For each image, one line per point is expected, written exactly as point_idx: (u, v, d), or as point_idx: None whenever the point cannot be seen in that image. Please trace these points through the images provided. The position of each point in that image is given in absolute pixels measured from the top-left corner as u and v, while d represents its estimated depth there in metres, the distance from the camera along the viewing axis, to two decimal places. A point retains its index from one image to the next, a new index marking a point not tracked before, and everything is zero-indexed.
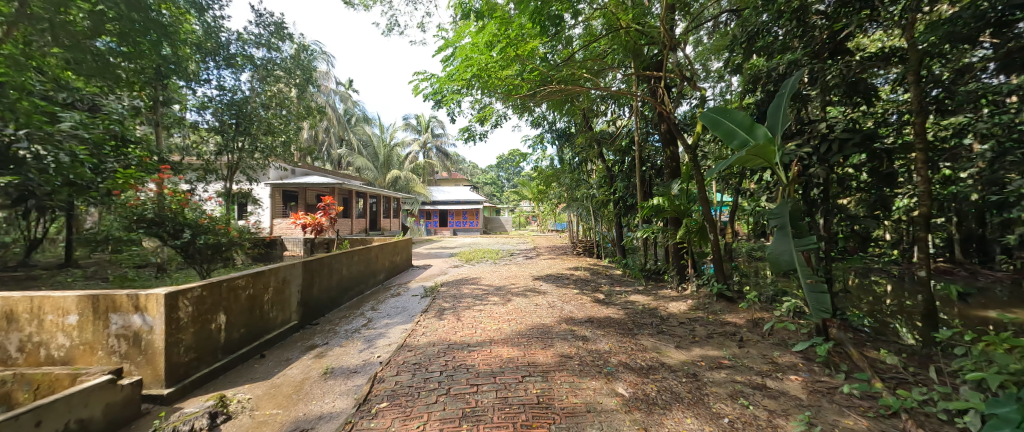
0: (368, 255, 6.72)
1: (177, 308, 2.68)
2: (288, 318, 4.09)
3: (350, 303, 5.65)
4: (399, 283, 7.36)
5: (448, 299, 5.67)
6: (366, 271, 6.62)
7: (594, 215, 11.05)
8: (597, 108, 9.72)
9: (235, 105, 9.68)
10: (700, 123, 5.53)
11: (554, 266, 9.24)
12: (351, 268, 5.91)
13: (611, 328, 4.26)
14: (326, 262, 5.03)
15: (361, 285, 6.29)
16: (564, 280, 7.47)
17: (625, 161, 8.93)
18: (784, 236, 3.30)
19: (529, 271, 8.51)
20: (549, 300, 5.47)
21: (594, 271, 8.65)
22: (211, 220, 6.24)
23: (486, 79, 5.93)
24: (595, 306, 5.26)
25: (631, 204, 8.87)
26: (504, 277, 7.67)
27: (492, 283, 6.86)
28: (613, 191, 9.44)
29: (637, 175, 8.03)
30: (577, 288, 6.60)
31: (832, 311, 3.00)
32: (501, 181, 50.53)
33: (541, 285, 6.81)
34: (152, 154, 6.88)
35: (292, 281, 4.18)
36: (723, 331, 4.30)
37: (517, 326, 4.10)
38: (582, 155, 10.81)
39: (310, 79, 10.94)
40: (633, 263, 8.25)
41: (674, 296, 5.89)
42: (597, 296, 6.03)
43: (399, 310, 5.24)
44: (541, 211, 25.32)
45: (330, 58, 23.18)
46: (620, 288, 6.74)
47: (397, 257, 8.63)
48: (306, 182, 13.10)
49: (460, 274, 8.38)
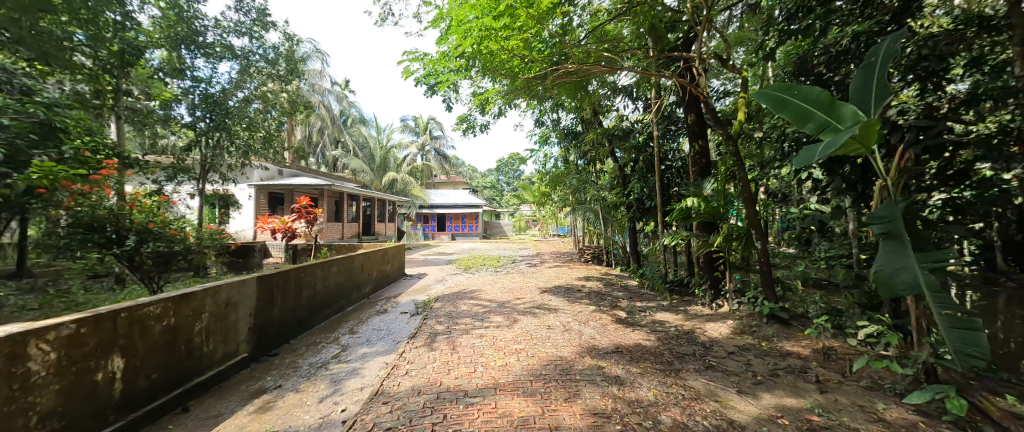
0: (351, 265, 5.80)
1: (24, 358, 1.80)
2: (233, 351, 3.18)
3: (325, 324, 4.73)
4: (387, 297, 6.44)
5: (442, 319, 4.75)
6: (349, 285, 5.71)
7: (603, 219, 10.17)
8: (608, 103, 8.90)
9: (211, 98, 8.80)
10: (742, 111, 4.64)
11: (562, 276, 8.32)
12: (328, 282, 5.00)
13: (646, 363, 3.35)
14: (293, 276, 4.14)
15: (341, 301, 5.38)
16: (576, 293, 6.56)
17: (639, 160, 8.07)
18: (899, 248, 2.42)
19: (535, 282, 7.59)
20: (563, 321, 4.57)
21: (607, 282, 7.75)
22: (163, 224, 5.30)
23: (488, 59, 5.07)
24: (618, 329, 4.36)
25: (648, 208, 8.00)
26: (507, 289, 6.76)
27: (494, 298, 5.96)
28: (627, 193, 8.56)
29: (656, 174, 7.16)
30: (593, 305, 5.67)
31: (989, 356, 2.07)
32: (502, 185, 49.70)
33: (550, 300, 5.89)
34: (103, 147, 5.99)
35: (241, 303, 3.28)
36: (789, 367, 3.39)
37: (527, 362, 3.19)
38: (591, 155, 9.94)
39: (296, 71, 10.06)
40: (652, 274, 7.36)
41: (709, 316, 4.98)
42: (618, 315, 5.12)
43: (381, 334, 4.30)
44: (542, 215, 24.46)
45: (325, 57, 22.42)
46: (642, 304, 5.82)
47: (388, 266, 7.74)
48: (293, 183, 12.21)
49: (458, 286, 7.46)
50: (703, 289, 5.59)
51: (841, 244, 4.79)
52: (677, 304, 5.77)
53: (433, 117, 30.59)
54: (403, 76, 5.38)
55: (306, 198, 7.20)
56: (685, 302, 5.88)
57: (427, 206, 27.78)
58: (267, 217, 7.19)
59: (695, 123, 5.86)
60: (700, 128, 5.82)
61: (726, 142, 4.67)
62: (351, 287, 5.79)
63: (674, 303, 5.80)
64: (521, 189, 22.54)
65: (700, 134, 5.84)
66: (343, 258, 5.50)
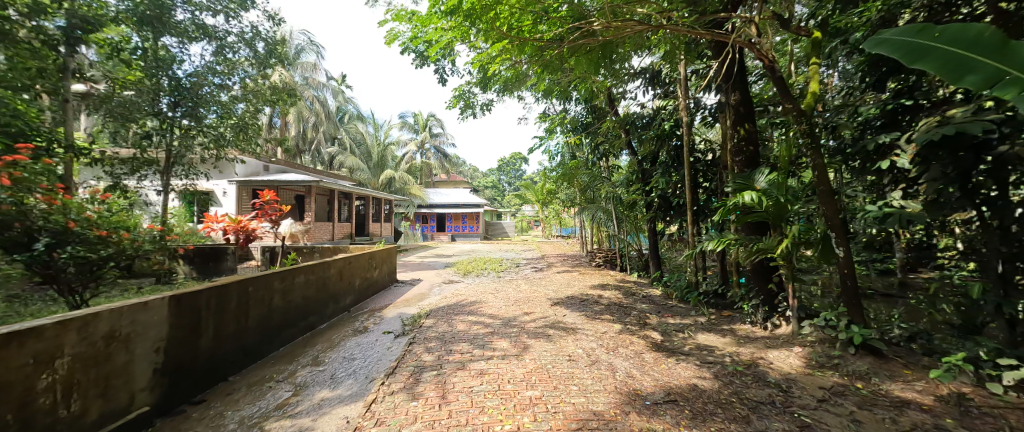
0: (325, 273, 4.81)
1: None
2: (123, 408, 2.20)
3: (284, 350, 3.75)
4: (371, 310, 5.45)
5: (432, 344, 3.76)
6: (322, 298, 4.74)
7: (618, 219, 9.17)
8: (627, 89, 7.92)
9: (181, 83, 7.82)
10: (816, 81, 3.62)
11: (574, 284, 7.32)
12: (291, 297, 4.03)
13: (719, 422, 2.35)
14: (235, 291, 3.16)
15: (310, 317, 4.40)
16: (594, 307, 5.55)
17: (663, 152, 7.10)
18: None
19: (544, 291, 6.60)
20: (587, 349, 3.57)
21: (627, 292, 6.74)
22: (90, 223, 4.17)
23: (492, 20, 4.10)
24: (660, 361, 3.36)
25: (673, 206, 6.99)
26: (512, 301, 5.78)
27: (497, 312, 4.96)
28: (648, 190, 7.56)
29: (685, 167, 6.16)
30: (618, 323, 4.67)
31: None
32: (503, 185, 48.73)
33: (565, 316, 4.89)
34: (32, 130, 4.99)
35: (139, 335, 2.30)
36: (920, 428, 2.37)
37: (550, 424, 2.20)
38: (604, 149, 8.95)
39: (277, 53, 9.11)
40: (680, 282, 6.34)
41: (767, 340, 3.97)
42: (652, 338, 4.11)
43: (352, 367, 3.31)
44: (545, 215, 23.47)
45: (320, 49, 21.45)
46: (677, 322, 4.81)
47: (376, 272, 6.76)
48: (280, 179, 11.31)
49: (455, 295, 6.48)
50: (752, 304, 4.57)
51: (938, 250, 3.79)
52: (720, 323, 4.75)
53: (433, 114, 29.64)
54: (388, 42, 4.41)
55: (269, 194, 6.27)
56: (729, 319, 4.86)
57: (425, 205, 26.78)
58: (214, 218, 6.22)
59: (741, 103, 4.88)
60: (748, 109, 4.83)
61: (793, 121, 3.68)
62: (325, 301, 4.82)
63: (716, 322, 4.77)
64: (524, 188, 21.64)
65: (748, 116, 4.84)
66: (314, 265, 4.54)
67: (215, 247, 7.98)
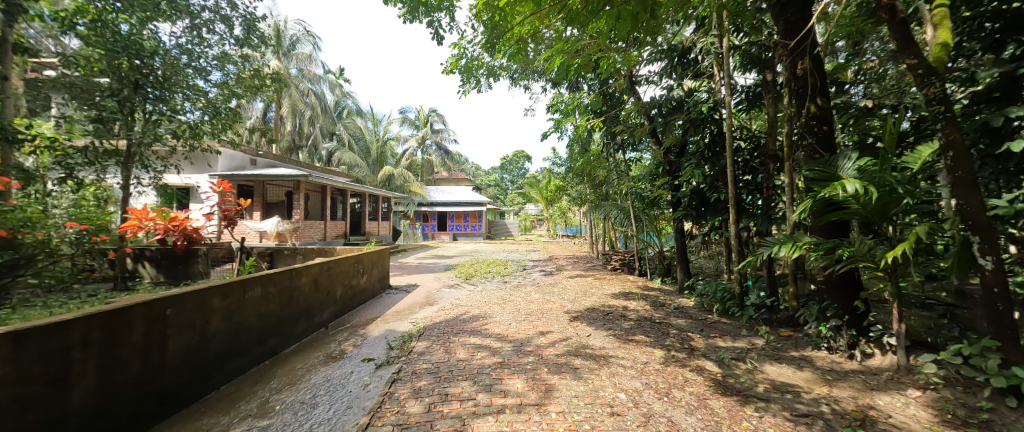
0: (293, 283, 3.88)
1: None
2: None
3: (226, 390, 2.83)
4: (352, 327, 4.51)
5: (422, 382, 2.82)
6: (289, 313, 3.82)
7: (637, 218, 8.21)
8: (652, 69, 6.95)
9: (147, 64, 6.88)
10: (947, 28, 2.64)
11: (592, 293, 6.34)
12: (241, 316, 3.11)
13: None
14: (141, 317, 2.25)
15: (271, 339, 3.49)
16: (621, 324, 4.57)
17: (698, 140, 6.11)
18: None
19: (558, 302, 5.63)
20: (634, 394, 2.61)
21: (655, 303, 5.76)
22: None
23: None
24: (737, 415, 2.41)
25: (709, 203, 5.97)
26: (524, 314, 4.82)
27: (505, 332, 4.01)
28: (677, 184, 6.55)
29: (728, 155, 5.21)
30: (658, 347, 3.69)
31: None
32: (506, 183, 47.66)
33: (591, 337, 3.93)
34: None
35: None
36: None
37: None
38: (623, 139, 7.93)
39: (255, 31, 8.19)
40: (720, 291, 5.36)
41: (864, 378, 3.00)
42: (710, 371, 3.15)
43: (307, 424, 2.37)
44: (550, 213, 22.48)
45: (316, 40, 20.33)
46: (732, 347, 3.84)
47: (364, 278, 5.82)
48: (266, 173, 10.40)
49: (455, 305, 5.53)
50: (831, 325, 3.60)
51: None
52: (786, 348, 3.78)
53: (434, 109, 28.59)
54: None
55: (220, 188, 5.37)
56: (796, 343, 3.88)
57: (426, 203, 25.83)
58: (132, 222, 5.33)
59: (811, 73, 3.91)
60: (819, 80, 3.87)
61: (914, 83, 2.70)
62: (294, 317, 3.90)
63: (782, 347, 3.80)
64: (529, 186, 20.68)
65: (820, 89, 3.87)
66: (278, 274, 3.62)
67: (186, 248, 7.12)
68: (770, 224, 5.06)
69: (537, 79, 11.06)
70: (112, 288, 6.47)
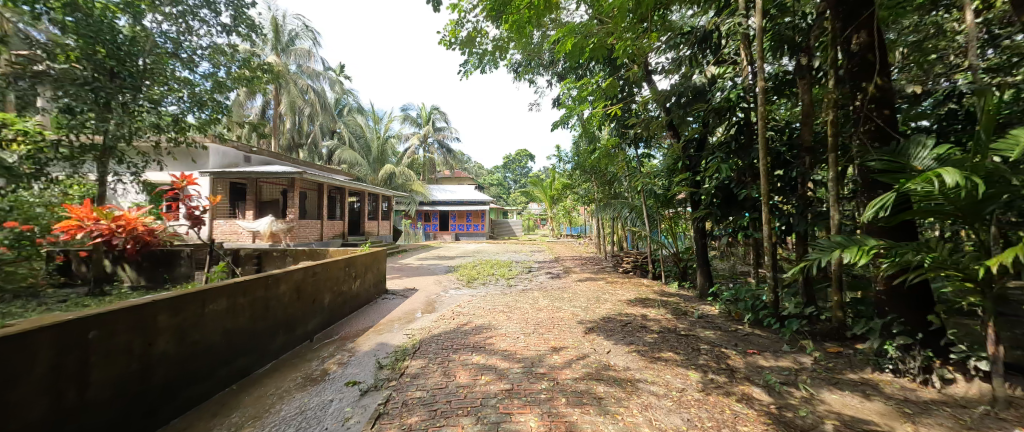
0: (269, 292, 3.38)
1: None
2: None
3: (176, 426, 2.34)
4: (341, 340, 4.01)
5: (414, 418, 2.31)
6: (265, 327, 3.32)
7: (650, 217, 7.66)
8: (669, 55, 6.40)
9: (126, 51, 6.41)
10: None
11: (605, 299, 5.79)
12: (200, 334, 2.61)
13: None
14: (49, 346, 1.76)
15: (241, 359, 3.00)
16: (644, 337, 4.04)
17: (723, 132, 5.56)
18: None
19: (570, 310, 5.09)
20: None
21: (677, 311, 5.22)
22: None
23: None
24: None
25: (735, 200, 5.42)
26: (533, 325, 4.28)
27: (512, 348, 3.49)
28: (699, 180, 5.98)
29: (761, 147, 4.65)
30: (693, 368, 3.15)
31: None
32: (509, 182, 47.08)
33: (612, 355, 3.39)
34: None
35: None
36: None
37: None
38: (636, 132, 7.39)
39: (243, 18, 7.68)
40: (750, 298, 4.82)
41: (953, 413, 2.46)
42: (761, 402, 2.62)
43: None
44: (555, 213, 21.91)
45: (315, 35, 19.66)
46: (776, 368, 3.30)
47: (356, 283, 5.32)
48: (258, 170, 9.92)
49: (456, 313, 5.00)
50: (898, 344, 3.05)
51: None
52: (841, 370, 3.24)
53: (435, 106, 28.02)
54: None
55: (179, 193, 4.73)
56: (850, 363, 3.35)
57: (427, 202, 25.30)
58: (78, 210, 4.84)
59: (869, 49, 3.36)
60: (880, 55, 3.31)
61: None
62: (271, 330, 3.40)
63: (835, 368, 3.27)
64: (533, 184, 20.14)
65: (879, 65, 3.32)
66: (249, 283, 3.12)
67: (168, 250, 6.64)
68: (809, 224, 4.51)
69: (542, 70, 10.44)
70: (88, 293, 6.01)
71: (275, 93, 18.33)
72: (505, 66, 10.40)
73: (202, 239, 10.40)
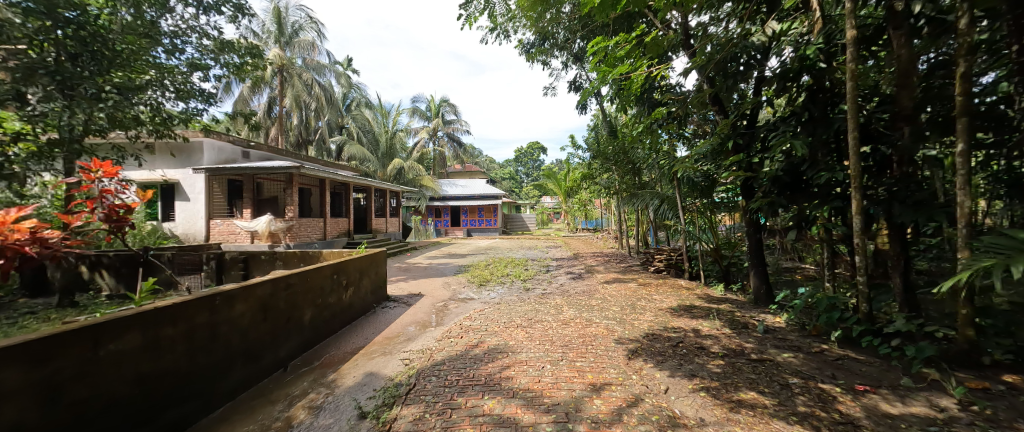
0: (218, 314, 2.58)
1: None
2: None
3: None
4: (319, 372, 3.18)
5: None
6: (213, 361, 2.54)
7: (683, 209, 6.68)
8: (709, 12, 5.34)
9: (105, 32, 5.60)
10: None
11: (643, 308, 4.85)
12: (89, 386, 1.84)
13: None
14: None
15: (169, 411, 2.22)
16: (706, 364, 3.09)
17: (788, 104, 4.50)
18: None
19: (602, 324, 4.16)
20: None
21: (735, 323, 4.24)
22: None
23: None
24: None
25: (806, 186, 4.39)
26: (560, 349, 3.38)
27: (538, 386, 2.65)
28: (755, 164, 4.93)
29: (850, 115, 3.59)
30: (797, 423, 2.21)
31: None
32: (522, 176, 45.97)
33: (673, 400, 2.50)
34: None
35: None
36: None
37: None
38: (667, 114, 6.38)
39: None
40: (833, 308, 3.81)
41: None
42: None
43: None
44: (570, 206, 20.92)
45: (320, 26, 18.80)
46: (913, 419, 2.32)
47: (347, 293, 4.52)
48: (253, 166, 9.20)
49: (466, 328, 4.13)
50: None
51: None
52: (1013, 423, 2.23)
53: (445, 98, 27.13)
54: None
55: (28, 207, 3.33)
56: (1020, 410, 2.33)
57: (439, 198, 24.46)
58: (90, 173, 3.80)
59: None
60: None
61: None
62: (223, 364, 2.62)
63: (1001, 418, 2.26)
64: (547, 177, 19.31)
65: None
66: (183, 305, 2.34)
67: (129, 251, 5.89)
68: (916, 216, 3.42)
69: (557, 51, 9.38)
70: (55, 306, 5.37)
71: (279, 88, 17.69)
72: (518, 45, 9.34)
73: (199, 239, 9.86)
